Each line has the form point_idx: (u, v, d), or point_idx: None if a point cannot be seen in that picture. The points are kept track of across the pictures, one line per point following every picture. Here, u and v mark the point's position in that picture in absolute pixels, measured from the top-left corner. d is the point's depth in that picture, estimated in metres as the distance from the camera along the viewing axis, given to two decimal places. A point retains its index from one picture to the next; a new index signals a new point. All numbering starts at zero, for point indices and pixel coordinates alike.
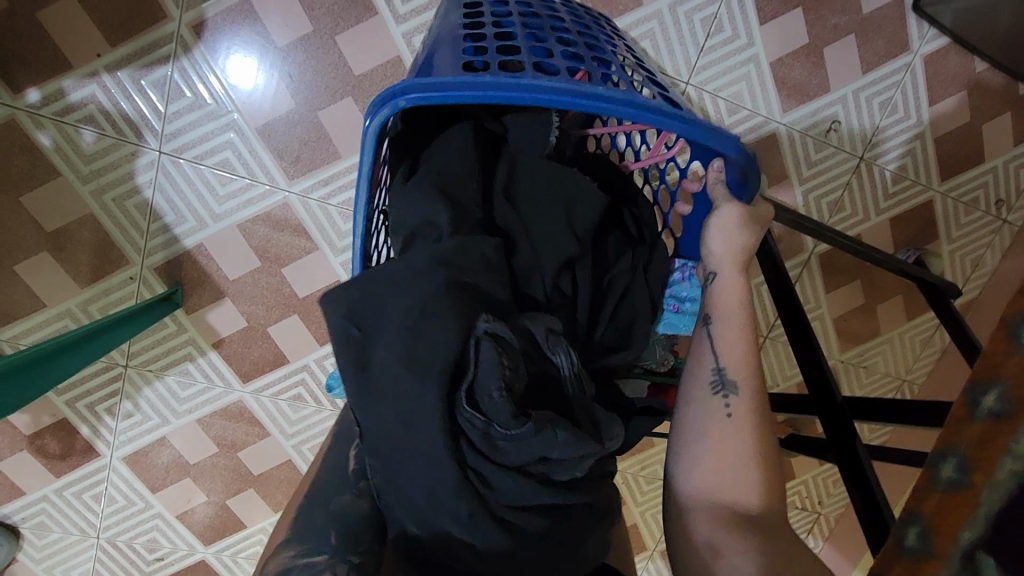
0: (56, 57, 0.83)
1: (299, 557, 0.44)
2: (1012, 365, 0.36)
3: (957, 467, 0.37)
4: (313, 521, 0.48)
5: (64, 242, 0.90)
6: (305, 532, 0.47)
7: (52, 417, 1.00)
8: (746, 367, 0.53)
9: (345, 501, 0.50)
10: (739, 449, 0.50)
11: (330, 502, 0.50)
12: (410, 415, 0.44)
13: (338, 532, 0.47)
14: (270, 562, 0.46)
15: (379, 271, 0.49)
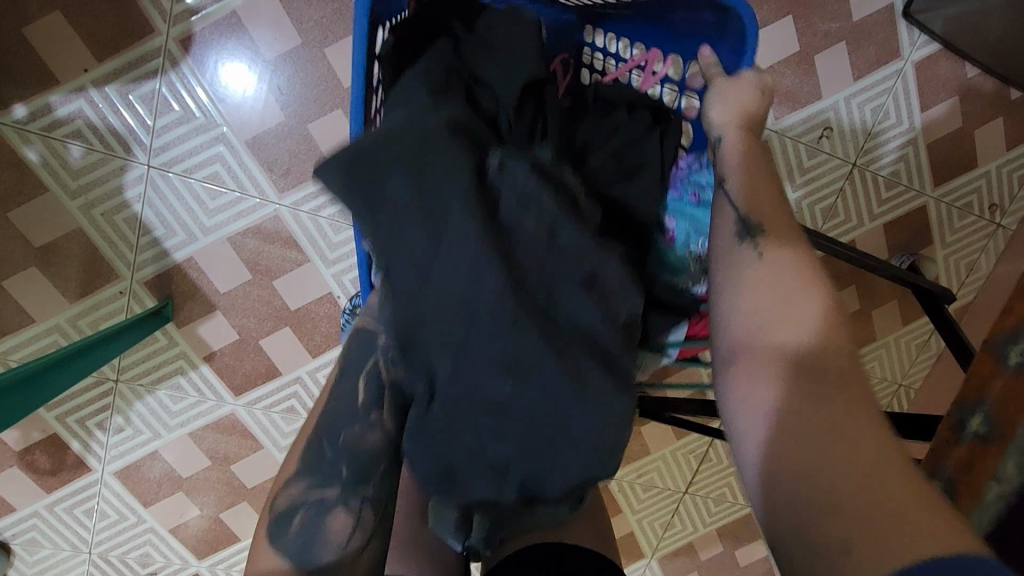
0: (42, 73, 0.83)
1: (311, 491, 0.48)
2: (998, 386, 0.36)
3: (944, 489, 0.37)
4: (324, 453, 0.49)
5: (52, 257, 0.90)
6: (317, 465, 0.49)
7: (42, 432, 1.00)
8: (771, 211, 0.51)
9: (354, 434, 0.50)
10: (767, 291, 0.45)
11: (338, 433, 0.49)
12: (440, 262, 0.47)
13: (348, 465, 0.49)
14: (281, 498, 0.48)
15: (379, 135, 0.50)
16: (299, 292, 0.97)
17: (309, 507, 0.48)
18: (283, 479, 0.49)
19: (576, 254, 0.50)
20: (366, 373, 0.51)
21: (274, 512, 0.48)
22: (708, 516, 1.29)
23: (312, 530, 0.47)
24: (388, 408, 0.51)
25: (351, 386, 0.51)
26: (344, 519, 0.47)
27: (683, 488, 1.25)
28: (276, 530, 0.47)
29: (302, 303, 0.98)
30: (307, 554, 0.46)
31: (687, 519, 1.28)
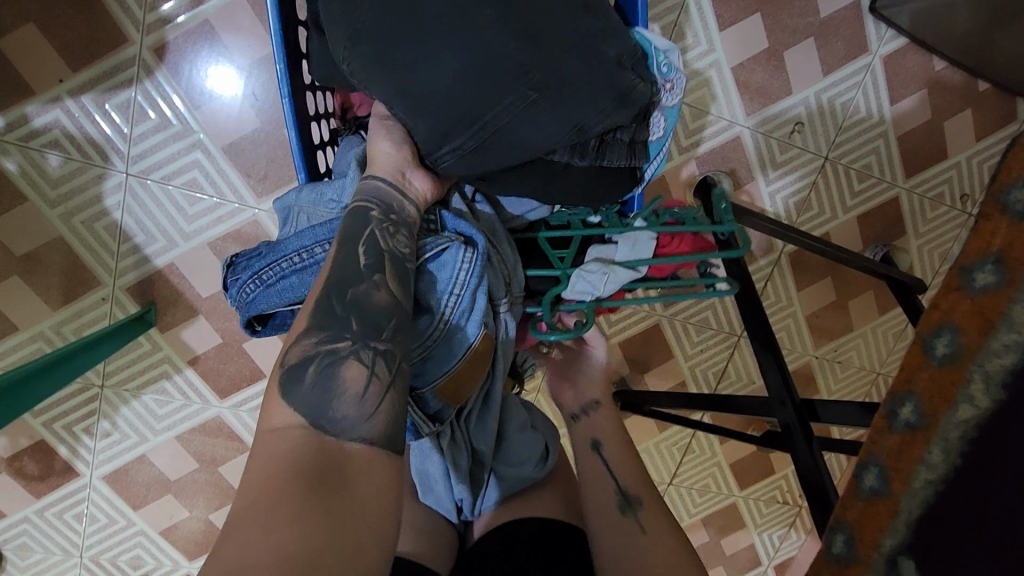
0: (17, 85, 0.83)
1: (322, 344, 0.49)
2: (925, 377, 0.37)
3: (878, 476, 0.38)
4: (330, 309, 0.51)
5: (33, 266, 0.91)
6: (324, 321, 0.50)
7: (29, 439, 1.01)
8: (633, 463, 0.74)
9: (360, 292, 0.52)
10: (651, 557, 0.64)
11: (346, 292, 0.52)
12: None
13: (358, 320, 0.51)
14: (291, 352, 0.49)
15: None
16: None
17: (320, 361, 0.48)
18: (291, 341, 0.50)
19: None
20: (366, 241, 0.55)
21: (284, 368, 0.48)
22: (695, 506, 1.31)
23: (324, 387, 0.47)
24: (388, 272, 0.55)
25: (354, 249, 0.54)
26: (358, 372, 0.48)
27: (667, 479, 1.28)
28: (290, 387, 0.47)
29: None
30: (320, 407, 0.46)
31: (673, 508, 1.30)
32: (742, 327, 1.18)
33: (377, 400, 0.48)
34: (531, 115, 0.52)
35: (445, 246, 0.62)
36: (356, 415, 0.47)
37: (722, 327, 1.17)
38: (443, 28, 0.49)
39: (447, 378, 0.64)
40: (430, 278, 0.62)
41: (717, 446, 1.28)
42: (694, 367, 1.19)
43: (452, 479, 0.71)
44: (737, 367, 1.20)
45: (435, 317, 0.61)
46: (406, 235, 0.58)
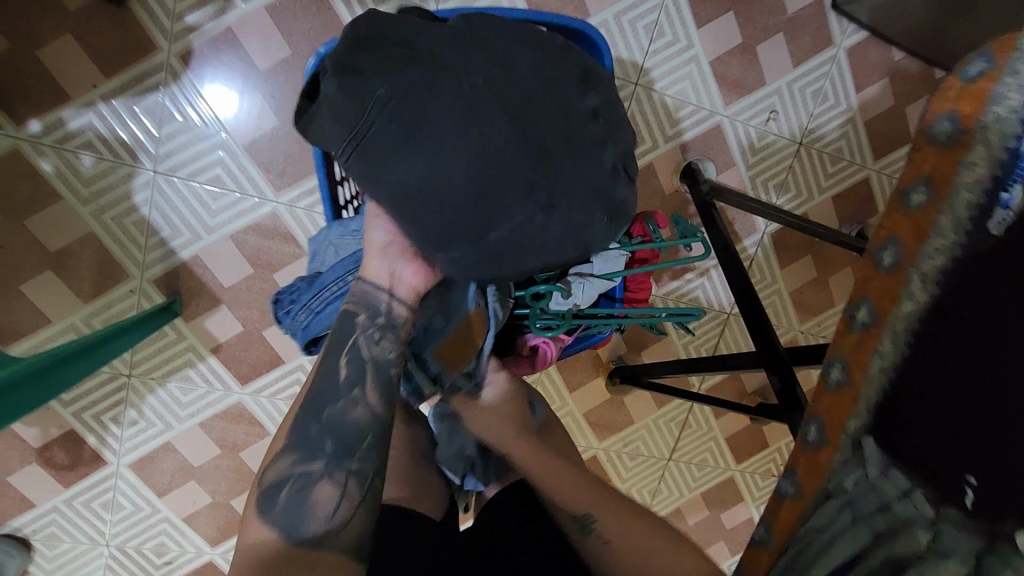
0: (55, 91, 0.90)
1: (296, 465, 0.57)
2: (876, 285, 0.45)
3: (840, 370, 0.46)
4: (308, 430, 0.57)
5: (66, 260, 0.97)
6: (300, 441, 0.57)
7: (59, 429, 1.05)
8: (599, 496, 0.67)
9: (337, 411, 0.57)
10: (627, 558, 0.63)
11: (326, 410, 0.57)
12: (496, 104, 0.52)
13: (332, 440, 0.57)
14: (271, 468, 0.57)
15: (351, 110, 0.53)
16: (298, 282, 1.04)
17: (295, 480, 0.56)
18: (271, 458, 0.58)
19: (564, 115, 0.55)
20: (349, 352, 0.59)
21: (263, 485, 0.57)
22: (693, 481, 1.37)
23: (298, 503, 0.55)
24: (368, 386, 0.59)
25: (336, 362, 0.59)
26: (329, 491, 0.56)
27: (667, 454, 1.34)
28: (265, 503, 0.56)
29: None
30: (294, 522, 0.55)
31: (674, 483, 1.36)
32: (733, 301, 1.26)
33: (346, 515, 0.56)
34: (535, 221, 0.54)
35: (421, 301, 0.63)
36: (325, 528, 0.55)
37: (713, 304, 1.25)
38: (456, 142, 0.51)
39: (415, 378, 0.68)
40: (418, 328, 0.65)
41: (712, 419, 1.35)
42: (687, 344, 1.26)
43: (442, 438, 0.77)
44: (729, 341, 1.27)
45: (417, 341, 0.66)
46: (393, 339, 0.61)
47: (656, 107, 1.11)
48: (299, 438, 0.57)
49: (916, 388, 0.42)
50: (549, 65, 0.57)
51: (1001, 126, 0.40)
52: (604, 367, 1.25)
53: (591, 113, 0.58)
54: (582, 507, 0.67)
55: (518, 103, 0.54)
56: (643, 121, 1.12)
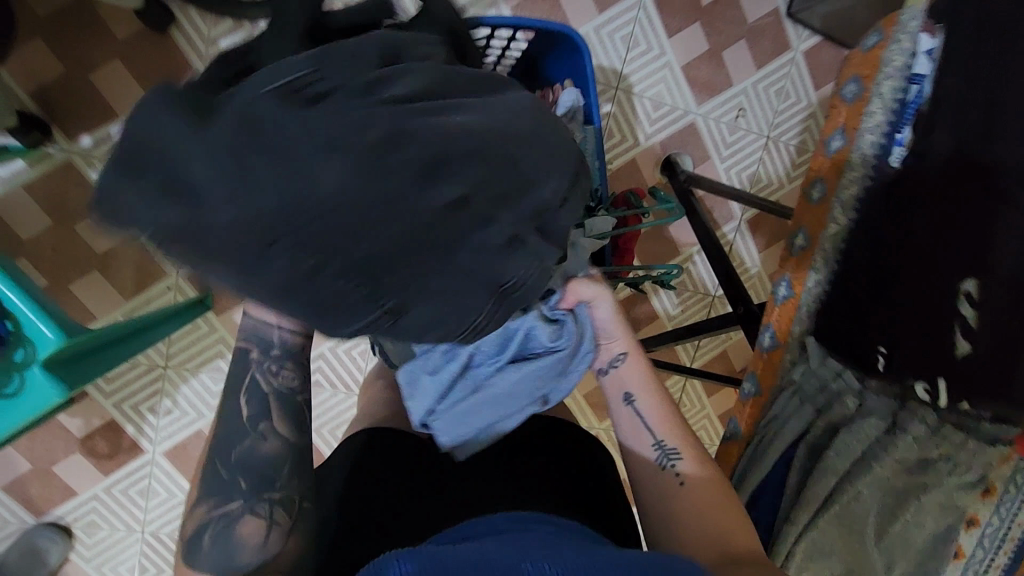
0: (103, 109, 1.01)
1: (213, 511, 0.59)
2: (807, 219, 0.66)
3: (786, 287, 0.66)
4: (220, 471, 0.60)
5: (111, 260, 1.07)
6: (214, 486, 0.60)
7: (101, 419, 1.14)
8: (676, 435, 0.68)
9: (246, 449, 0.61)
10: (704, 516, 0.62)
11: (231, 453, 0.61)
12: (299, 233, 0.33)
13: (245, 478, 0.60)
14: (190, 517, 0.59)
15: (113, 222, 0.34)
16: None
17: (215, 524, 0.58)
18: (188, 510, 0.60)
19: (414, 218, 0.36)
20: (247, 389, 0.64)
21: (187, 537, 0.59)
22: None
23: (223, 541, 0.57)
24: (274, 417, 0.63)
25: (237, 402, 0.63)
26: (254, 523, 0.58)
27: None
28: (191, 556, 0.57)
29: None
30: (224, 561, 0.57)
31: None
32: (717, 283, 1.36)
33: (279, 541, 0.59)
34: (391, 322, 0.42)
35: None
36: (261, 556, 0.58)
37: (699, 287, 1.35)
38: (246, 275, 0.35)
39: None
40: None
41: (705, 398, 1.44)
42: (676, 326, 1.36)
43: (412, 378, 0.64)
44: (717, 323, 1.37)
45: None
46: (291, 369, 0.66)
47: (636, 108, 1.24)
48: (212, 482, 0.60)
49: (845, 283, 0.64)
50: (364, 142, 0.33)
51: (891, 81, 0.61)
52: None
53: (461, 199, 0.38)
54: (667, 440, 0.68)
55: (310, 218, 0.32)
56: (625, 121, 1.24)
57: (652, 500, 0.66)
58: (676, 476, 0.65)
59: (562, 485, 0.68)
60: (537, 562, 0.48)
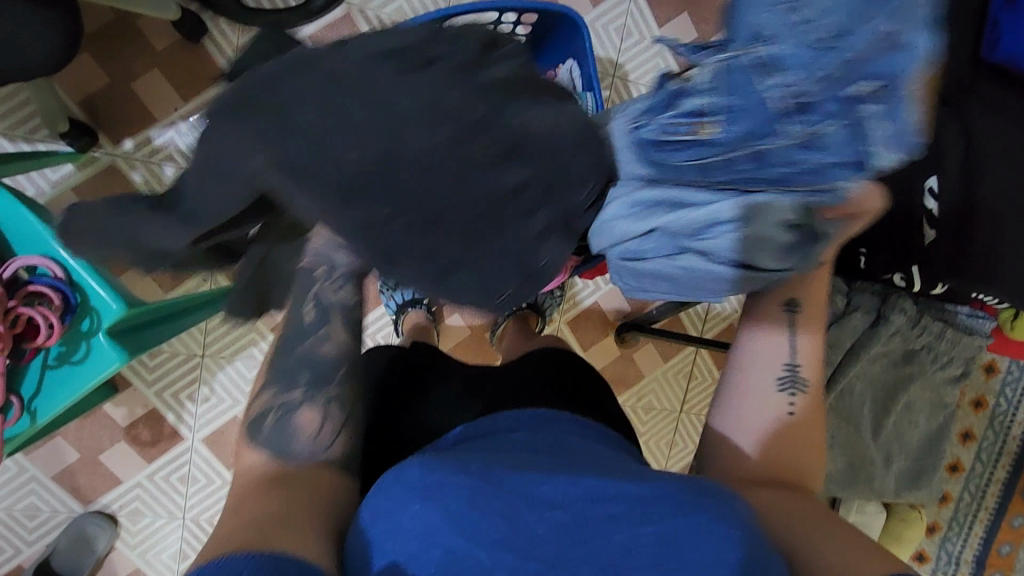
0: (143, 114, 1.10)
1: (277, 397, 0.67)
2: None
3: None
4: (288, 361, 0.69)
5: None
6: (279, 375, 0.68)
7: (144, 407, 1.21)
8: (813, 371, 0.71)
9: (309, 347, 0.69)
10: (776, 450, 0.69)
11: (297, 347, 0.69)
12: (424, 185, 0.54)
13: (306, 372, 0.68)
14: (256, 401, 0.68)
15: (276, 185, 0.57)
16: None
17: (276, 411, 0.66)
18: (257, 399, 0.68)
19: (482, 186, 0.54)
20: (314, 299, 0.70)
21: (252, 418, 0.67)
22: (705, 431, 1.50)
23: (281, 428, 0.65)
24: (333, 324, 0.70)
25: (301, 311, 0.70)
26: (310, 416, 0.65)
27: (679, 406, 1.47)
28: (255, 433, 0.65)
29: None
30: (283, 444, 0.64)
31: (689, 434, 1.49)
32: None
33: (332, 435, 0.65)
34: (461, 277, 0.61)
35: (806, 128, 0.52)
36: (313, 447, 0.64)
37: None
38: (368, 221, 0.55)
39: (668, 135, 0.57)
40: (759, 79, 0.52)
41: (715, 369, 1.49)
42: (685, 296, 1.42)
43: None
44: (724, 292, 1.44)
45: (740, 133, 0.53)
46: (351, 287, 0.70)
47: (633, 94, 1.32)
48: (281, 371, 0.69)
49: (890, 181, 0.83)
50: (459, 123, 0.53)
51: None
52: (612, 325, 1.41)
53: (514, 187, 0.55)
54: (801, 372, 0.71)
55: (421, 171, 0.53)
56: None
57: (721, 423, 0.73)
58: (789, 405, 0.70)
59: (587, 398, 0.76)
60: (555, 478, 0.52)
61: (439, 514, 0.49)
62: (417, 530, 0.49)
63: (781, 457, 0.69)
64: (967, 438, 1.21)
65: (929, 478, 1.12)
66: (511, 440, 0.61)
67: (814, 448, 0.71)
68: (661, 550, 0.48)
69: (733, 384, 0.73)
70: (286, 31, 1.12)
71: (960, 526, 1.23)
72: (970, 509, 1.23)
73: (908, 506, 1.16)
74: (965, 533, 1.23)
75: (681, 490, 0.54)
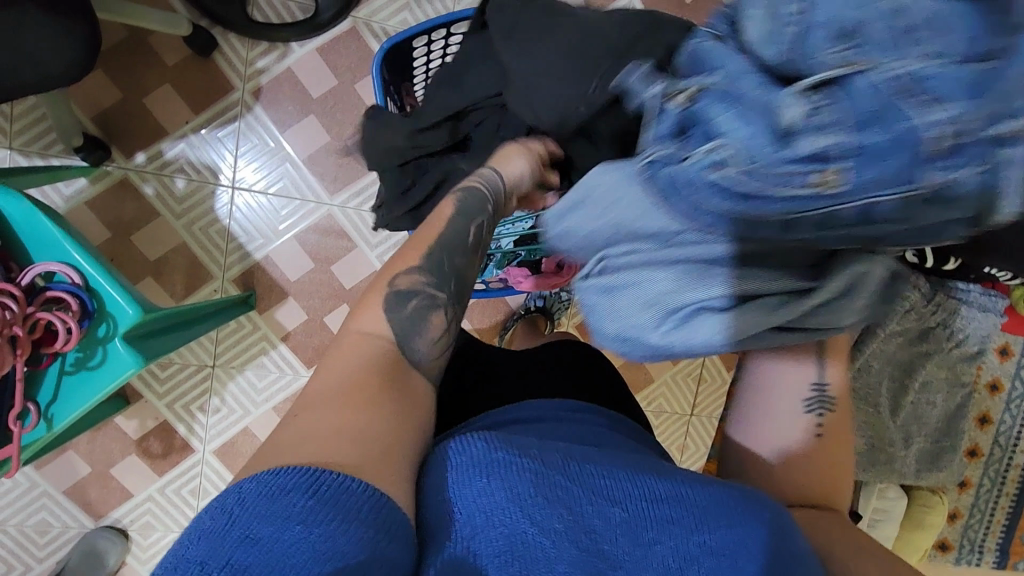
0: (156, 127, 1.13)
1: (425, 287, 0.64)
2: None
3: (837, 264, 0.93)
4: (442, 266, 0.66)
5: (163, 268, 1.16)
6: (436, 272, 0.65)
7: (155, 419, 1.21)
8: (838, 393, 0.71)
9: (462, 265, 0.67)
10: (801, 467, 0.68)
11: (452, 259, 0.66)
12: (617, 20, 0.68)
13: (454, 287, 0.66)
14: (399, 278, 0.63)
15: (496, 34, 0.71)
16: (352, 272, 1.22)
17: (423, 299, 0.63)
18: (402, 272, 0.64)
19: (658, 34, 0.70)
20: (475, 223, 0.69)
21: (395, 289, 0.62)
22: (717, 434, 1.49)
23: (416, 320, 0.62)
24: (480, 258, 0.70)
25: (465, 227, 0.68)
26: (440, 325, 0.63)
27: (689, 410, 1.47)
28: (391, 306, 0.61)
29: (355, 281, 1.22)
30: (410, 337, 0.61)
31: (701, 437, 1.48)
32: None
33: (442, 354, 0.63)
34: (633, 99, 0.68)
35: (947, 174, 0.42)
36: (429, 356, 0.62)
37: None
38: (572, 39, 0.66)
39: (753, 192, 0.47)
40: (902, 110, 0.40)
41: (725, 371, 1.48)
42: None
43: (686, 285, 0.57)
44: None
45: (877, 176, 0.42)
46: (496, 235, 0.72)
47: None
48: (434, 264, 0.65)
49: None
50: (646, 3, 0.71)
51: None
52: None
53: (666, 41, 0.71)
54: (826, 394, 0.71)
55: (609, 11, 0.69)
56: None
57: (741, 436, 0.73)
58: (819, 425, 0.70)
59: (602, 392, 0.78)
60: (614, 475, 0.52)
61: (508, 492, 0.48)
62: (483, 508, 0.48)
63: (798, 468, 0.68)
64: (983, 422, 1.18)
65: (949, 459, 1.12)
66: (548, 429, 0.62)
67: (840, 468, 0.70)
68: (720, 559, 0.48)
69: (760, 401, 0.73)
70: (294, 44, 1.14)
71: (981, 512, 1.22)
72: (990, 495, 1.22)
73: (927, 491, 1.15)
74: (986, 520, 1.22)
75: (731, 486, 0.55)
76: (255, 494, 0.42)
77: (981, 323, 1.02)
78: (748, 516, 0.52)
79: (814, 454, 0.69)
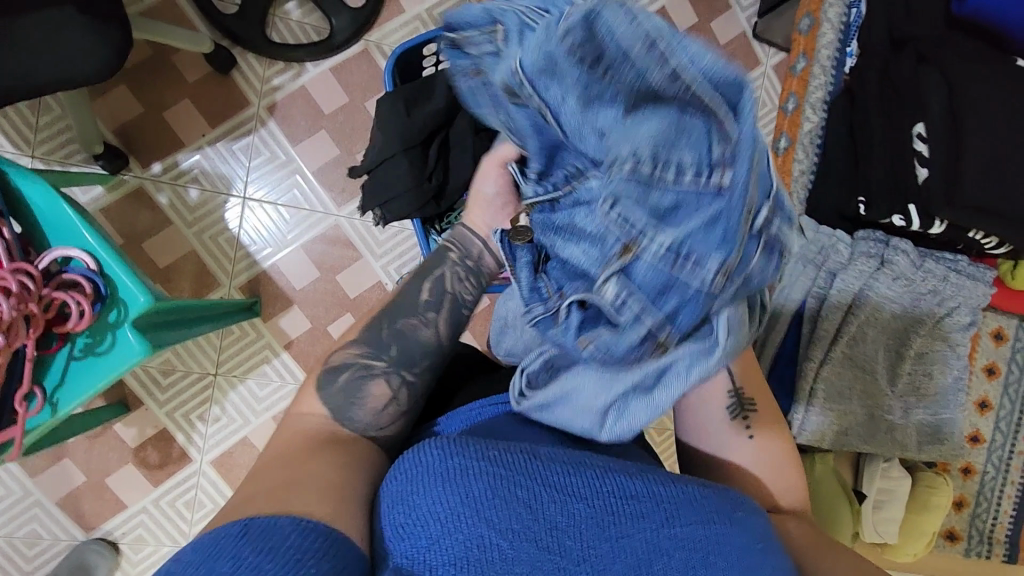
0: (173, 140, 1.18)
1: (362, 355, 0.70)
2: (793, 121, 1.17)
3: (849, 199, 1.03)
4: (383, 333, 0.71)
5: (172, 274, 1.19)
6: (371, 341, 0.71)
7: (154, 428, 1.21)
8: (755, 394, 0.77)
9: (410, 324, 0.71)
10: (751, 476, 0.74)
11: (396, 322, 0.71)
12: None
13: (398, 346, 0.70)
14: (338, 353, 0.70)
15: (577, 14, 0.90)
16: (357, 282, 1.24)
17: (356, 369, 0.69)
18: (337, 348, 0.71)
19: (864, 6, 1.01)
20: (433, 279, 0.73)
21: (327, 365, 0.69)
22: None
23: (353, 387, 0.68)
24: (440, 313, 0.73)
25: (420, 289, 0.73)
26: (381, 390, 0.68)
27: None
28: (323, 384, 0.69)
29: (360, 290, 1.25)
30: (347, 405, 0.67)
31: None
32: None
33: (391, 416, 0.69)
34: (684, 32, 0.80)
35: (729, 283, 0.52)
36: (371, 421, 0.68)
37: None
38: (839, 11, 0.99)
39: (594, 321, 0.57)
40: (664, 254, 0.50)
41: None
42: None
43: (596, 387, 0.62)
44: None
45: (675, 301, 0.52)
46: (473, 283, 0.74)
47: None
48: (373, 333, 0.71)
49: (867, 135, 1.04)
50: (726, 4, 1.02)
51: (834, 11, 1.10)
52: None
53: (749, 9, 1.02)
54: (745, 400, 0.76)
55: None
56: None
57: (691, 440, 0.79)
58: (747, 430, 0.75)
59: None
60: (577, 471, 0.57)
61: (461, 498, 0.53)
62: (438, 515, 0.53)
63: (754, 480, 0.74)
64: (983, 406, 1.19)
65: (952, 434, 1.11)
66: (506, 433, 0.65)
67: (795, 467, 0.77)
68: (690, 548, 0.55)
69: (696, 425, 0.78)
70: (309, 64, 1.21)
71: (988, 500, 1.21)
72: (996, 482, 1.21)
73: (931, 472, 1.15)
74: (994, 509, 1.22)
75: (677, 485, 0.58)
76: (193, 552, 0.48)
77: (972, 292, 1.05)
78: (684, 520, 0.56)
79: (764, 460, 0.75)
